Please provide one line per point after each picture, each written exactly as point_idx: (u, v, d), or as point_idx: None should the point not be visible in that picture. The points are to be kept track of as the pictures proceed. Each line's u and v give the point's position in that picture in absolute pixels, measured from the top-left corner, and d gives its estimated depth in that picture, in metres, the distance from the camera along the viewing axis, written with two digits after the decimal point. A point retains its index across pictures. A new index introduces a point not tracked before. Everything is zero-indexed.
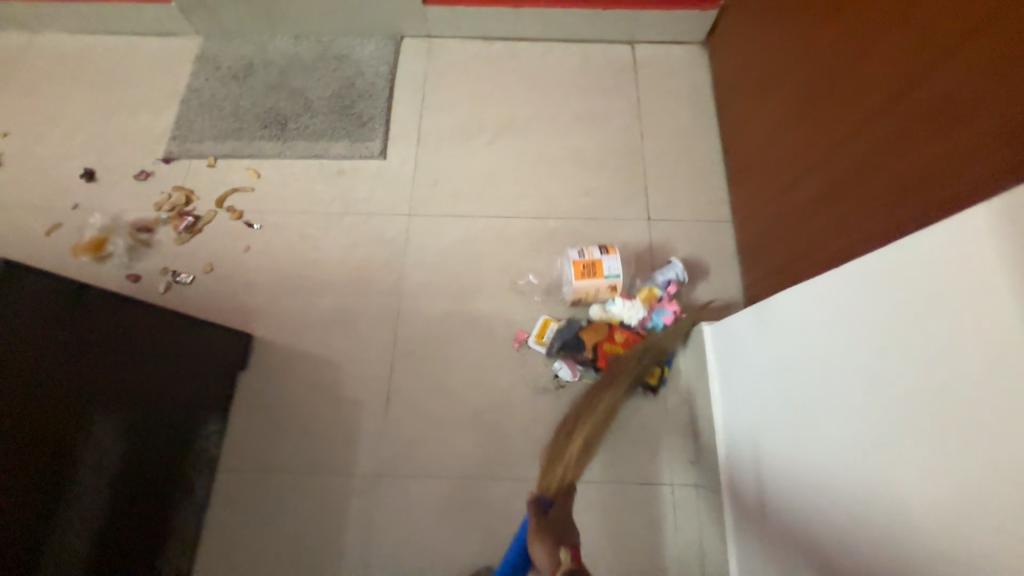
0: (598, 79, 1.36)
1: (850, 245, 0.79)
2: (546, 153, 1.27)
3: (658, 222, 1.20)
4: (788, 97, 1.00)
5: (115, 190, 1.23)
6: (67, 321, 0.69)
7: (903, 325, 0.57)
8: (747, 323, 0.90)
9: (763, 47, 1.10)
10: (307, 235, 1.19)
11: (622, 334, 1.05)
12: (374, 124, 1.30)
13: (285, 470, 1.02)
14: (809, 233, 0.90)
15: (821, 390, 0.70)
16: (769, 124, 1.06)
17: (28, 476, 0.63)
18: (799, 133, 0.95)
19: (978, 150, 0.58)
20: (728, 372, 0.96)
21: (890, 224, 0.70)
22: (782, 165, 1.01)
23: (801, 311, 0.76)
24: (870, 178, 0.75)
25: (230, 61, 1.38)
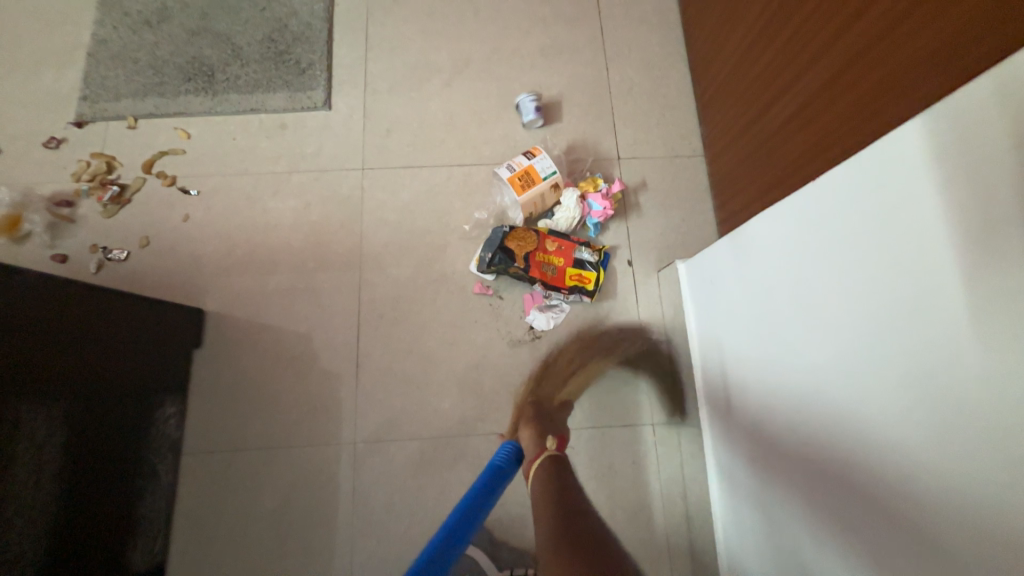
0: (558, 8, 1.25)
1: (832, 162, 0.72)
2: (507, 93, 1.18)
3: (628, 162, 1.14)
4: (756, 5, 0.90)
5: (24, 160, 1.08)
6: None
7: (868, 228, 0.51)
8: (720, 253, 0.85)
9: None
10: (252, 199, 1.09)
11: (553, 241, 1.03)
12: (314, 70, 1.17)
13: (255, 447, 0.98)
14: (788, 153, 0.84)
15: (792, 314, 0.66)
16: (740, 38, 0.97)
17: None
18: (770, 44, 0.87)
19: (961, 37, 0.50)
20: (705, 306, 0.92)
21: (870, 131, 0.64)
22: (755, 84, 0.93)
23: (766, 233, 0.71)
24: (848, 82, 0.68)
25: (139, 4, 1.20)
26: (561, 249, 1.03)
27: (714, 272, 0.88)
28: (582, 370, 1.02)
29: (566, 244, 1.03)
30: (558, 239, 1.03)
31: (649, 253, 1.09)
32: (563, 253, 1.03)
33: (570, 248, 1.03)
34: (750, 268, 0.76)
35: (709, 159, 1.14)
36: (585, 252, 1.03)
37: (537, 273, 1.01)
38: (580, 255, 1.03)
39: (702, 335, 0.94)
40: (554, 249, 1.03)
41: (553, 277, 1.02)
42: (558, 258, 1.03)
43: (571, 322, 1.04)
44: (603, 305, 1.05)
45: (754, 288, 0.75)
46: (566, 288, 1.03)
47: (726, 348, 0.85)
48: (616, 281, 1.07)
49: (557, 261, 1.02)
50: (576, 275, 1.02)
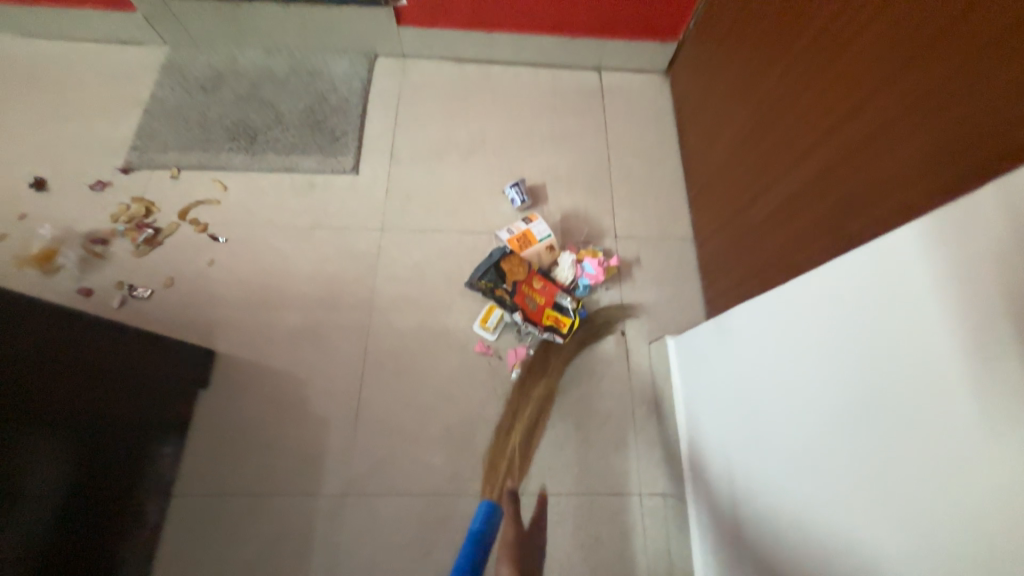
0: (568, 102, 1.41)
1: (819, 252, 0.80)
2: (518, 171, 1.31)
3: (625, 239, 1.25)
4: (749, 112, 1.04)
5: (68, 199, 1.17)
6: (28, 342, 0.65)
7: (863, 322, 0.56)
8: (717, 328, 0.90)
9: (723, 66, 1.16)
10: (275, 249, 1.17)
11: (541, 280, 1.08)
12: (347, 139, 1.30)
13: (244, 492, 0.98)
14: (776, 240, 0.93)
15: (788, 394, 0.68)
16: (731, 138, 1.12)
17: None
18: (759, 146, 1.00)
19: (938, 157, 0.60)
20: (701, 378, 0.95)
21: (852, 227, 0.73)
22: (747, 178, 1.04)
23: (766, 314, 0.75)
24: (833, 185, 0.78)
25: (198, 71, 1.35)
26: (546, 288, 1.07)
27: (711, 346, 0.92)
28: (573, 434, 1.05)
29: (551, 285, 1.08)
30: (546, 280, 1.09)
31: (641, 325, 1.16)
32: (546, 292, 1.07)
33: (554, 291, 1.08)
34: (746, 345, 0.80)
35: (698, 241, 1.24)
36: (566, 301, 1.07)
37: (518, 301, 1.05)
38: (560, 299, 1.07)
39: (696, 406, 0.97)
40: (540, 285, 1.07)
41: (532, 307, 1.06)
42: (540, 294, 1.07)
43: (565, 386, 1.09)
44: (596, 372, 1.11)
45: (751, 365, 0.78)
46: (541, 325, 1.05)
47: (719, 422, 0.88)
48: (609, 349, 1.13)
49: (539, 297, 1.07)
50: (553, 315, 1.06)
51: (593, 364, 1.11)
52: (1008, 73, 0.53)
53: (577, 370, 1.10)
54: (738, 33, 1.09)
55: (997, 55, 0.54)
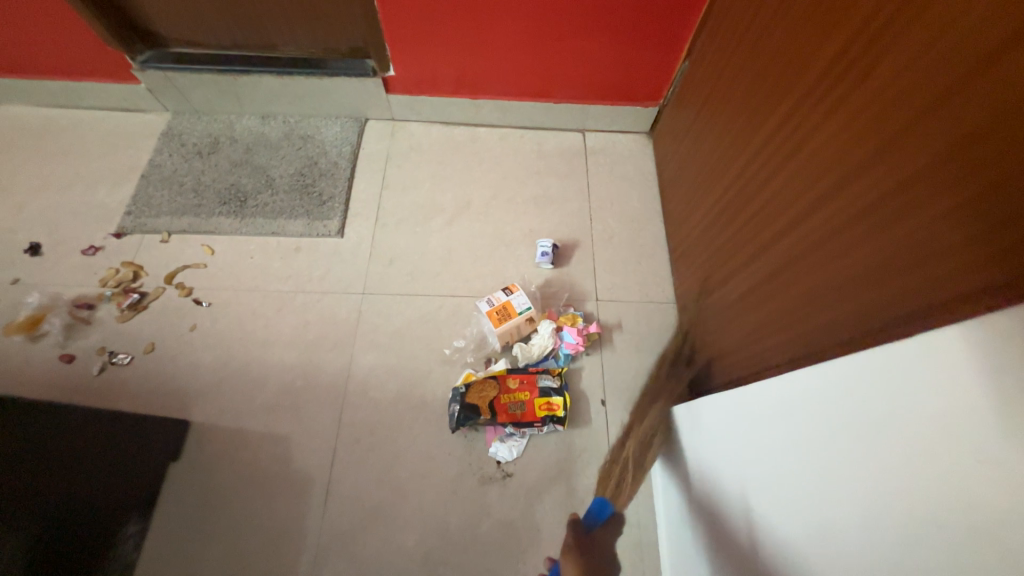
0: (551, 164, 1.44)
1: (796, 338, 0.75)
2: (500, 234, 1.32)
3: (606, 303, 1.24)
4: (724, 184, 1.03)
5: (60, 264, 1.21)
6: None
7: (872, 436, 0.50)
8: (720, 407, 0.84)
9: (701, 134, 1.17)
10: (257, 314, 1.19)
11: (514, 378, 1.09)
12: (333, 202, 1.34)
13: (209, 573, 0.95)
14: (755, 317, 0.88)
15: (786, 498, 0.62)
16: (709, 208, 1.11)
17: None
18: (735, 220, 0.98)
19: (894, 269, 0.57)
20: (696, 459, 0.89)
21: (817, 325, 0.70)
22: (727, 246, 1.01)
23: (773, 403, 0.70)
24: (798, 275, 0.76)
25: (195, 137, 1.41)
26: (524, 382, 1.09)
27: (711, 425, 0.86)
28: (551, 514, 1.02)
29: (527, 378, 1.09)
30: (519, 375, 1.09)
31: (621, 394, 1.14)
32: (526, 386, 1.08)
33: (535, 379, 1.09)
34: (751, 432, 0.74)
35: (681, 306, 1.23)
36: (548, 379, 1.09)
37: (505, 416, 1.05)
38: (544, 384, 1.09)
39: (687, 488, 0.91)
40: (516, 385, 1.08)
41: (523, 414, 1.06)
42: (522, 392, 1.08)
43: (543, 459, 1.06)
44: (575, 444, 1.08)
45: (747, 456, 0.73)
46: (539, 420, 1.06)
47: (706, 511, 0.82)
48: (589, 421, 1.10)
49: (523, 396, 1.07)
50: (545, 404, 1.07)
51: (571, 436, 1.08)
52: (955, 194, 0.50)
53: (555, 442, 1.08)
54: (716, 99, 1.09)
55: (937, 175, 0.52)
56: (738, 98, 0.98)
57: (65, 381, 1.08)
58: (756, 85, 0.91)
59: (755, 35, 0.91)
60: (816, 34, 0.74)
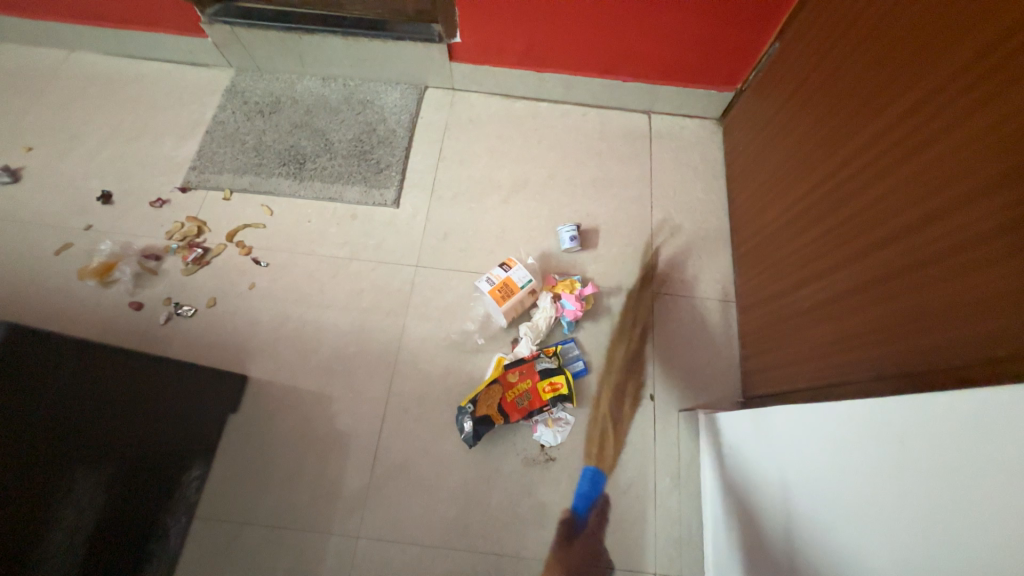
0: (613, 146, 1.39)
1: (875, 360, 0.73)
2: (556, 216, 1.28)
3: (661, 295, 1.20)
4: (800, 192, 1.00)
5: (130, 214, 1.25)
6: (76, 384, 0.70)
7: (989, 474, 0.46)
8: (780, 419, 0.80)
9: (778, 135, 1.12)
10: (312, 278, 1.20)
11: (513, 372, 1.05)
12: (390, 171, 1.32)
13: (262, 523, 1.00)
14: (826, 332, 0.86)
15: (865, 526, 0.59)
16: (779, 213, 1.07)
17: (13, 547, 0.63)
18: (808, 231, 0.96)
19: (992, 306, 0.56)
20: (749, 467, 0.86)
21: (895, 349, 0.70)
22: (800, 254, 0.97)
23: (849, 423, 0.65)
24: (877, 297, 0.75)
25: (258, 96, 1.41)
26: (524, 372, 1.05)
27: (768, 436, 0.82)
28: (593, 501, 1.01)
29: (525, 367, 1.05)
30: (516, 367, 1.06)
31: (671, 391, 1.10)
32: (526, 376, 1.05)
33: (534, 365, 1.05)
34: (819, 450, 0.70)
35: (741, 307, 1.18)
36: (545, 361, 1.06)
37: (516, 413, 1.03)
38: (542, 366, 1.05)
39: (735, 495, 0.90)
40: (517, 378, 1.05)
41: (531, 403, 1.03)
42: (524, 383, 1.04)
43: (586, 448, 1.05)
44: (620, 436, 1.06)
45: (798, 477, 0.73)
46: (548, 405, 1.03)
47: (759, 520, 0.81)
48: (635, 414, 1.08)
49: (526, 386, 1.04)
50: (548, 386, 1.03)
51: (617, 428, 1.07)
52: None
53: (600, 433, 1.06)
54: (807, 95, 1.02)
55: None
56: (833, 99, 0.93)
57: (135, 327, 1.13)
58: (855, 91, 0.87)
59: (866, 35, 0.86)
60: (946, 42, 0.69)
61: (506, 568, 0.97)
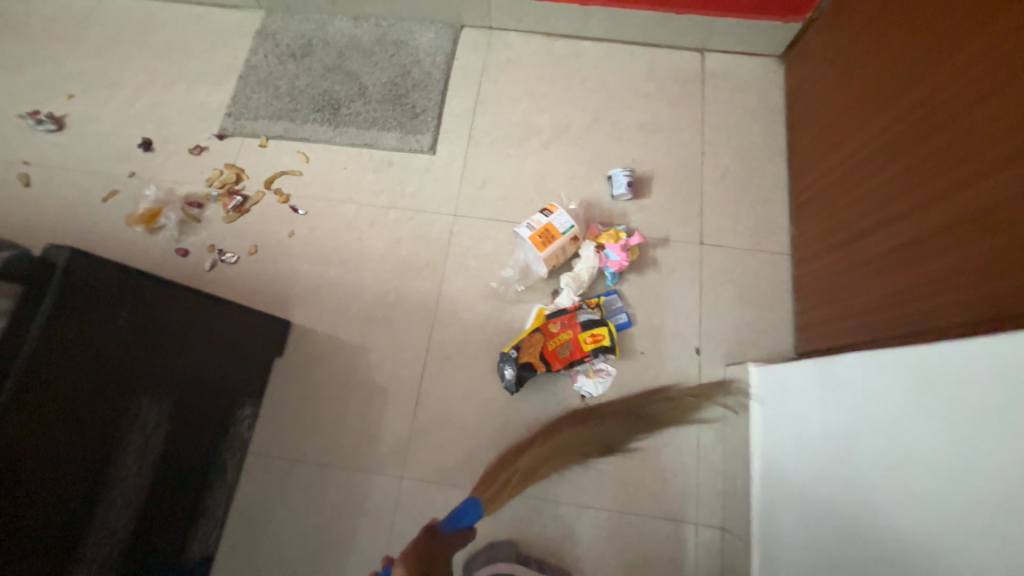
0: (662, 87, 1.29)
1: (965, 308, 0.65)
2: (600, 163, 1.22)
3: (711, 247, 1.14)
4: (869, 133, 0.91)
5: (171, 162, 1.25)
6: (138, 313, 0.71)
7: None
8: (852, 368, 0.75)
9: (847, 70, 1.01)
10: (350, 226, 1.19)
11: (555, 322, 1.02)
12: (426, 116, 1.27)
13: (311, 461, 1.04)
14: (898, 280, 0.78)
15: (943, 468, 0.55)
16: (842, 158, 0.99)
17: (81, 458, 0.66)
18: (873, 176, 0.88)
19: None
20: (801, 417, 0.82)
21: (969, 301, 0.65)
22: (868, 198, 0.88)
23: (932, 367, 0.60)
24: (950, 245, 0.69)
25: (289, 38, 1.36)
26: (565, 323, 1.02)
27: (833, 386, 0.77)
28: (634, 452, 1.01)
29: (566, 318, 1.02)
30: (557, 317, 1.03)
31: (719, 346, 1.06)
32: (567, 326, 1.01)
33: (575, 316, 1.01)
34: (895, 397, 0.65)
35: (798, 260, 1.10)
36: (588, 312, 1.02)
37: (558, 362, 1.01)
38: (584, 317, 1.01)
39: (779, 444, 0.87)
40: (558, 329, 1.02)
41: (572, 353, 1.00)
42: (565, 333, 1.01)
43: (628, 400, 1.03)
44: (664, 389, 1.04)
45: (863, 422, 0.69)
46: (588, 356, 1.00)
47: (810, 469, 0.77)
48: (680, 368, 1.05)
49: (567, 337, 1.01)
50: (589, 337, 1.00)
51: (664, 383, 1.03)
52: None
53: (643, 385, 1.04)
54: (889, 17, 0.89)
55: None
56: (921, 19, 0.81)
57: (182, 272, 1.15)
58: (945, 13, 0.76)
59: None
60: None
61: (546, 511, 0.99)
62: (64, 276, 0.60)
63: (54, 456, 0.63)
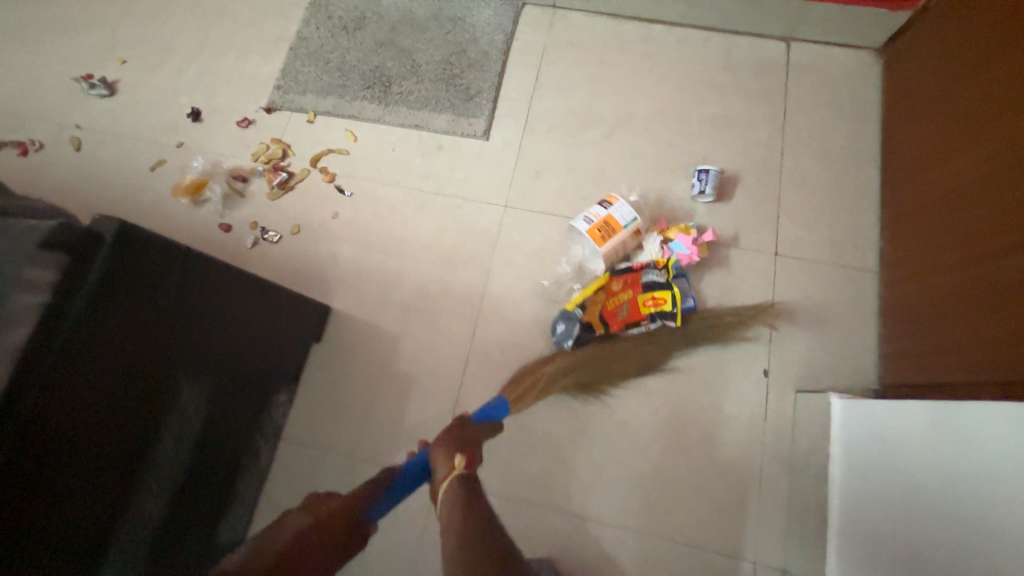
0: (739, 78, 1.17)
1: None
2: (665, 158, 1.12)
3: (786, 259, 1.03)
4: (989, 142, 0.78)
5: (218, 133, 1.22)
6: (182, 293, 0.66)
7: None
8: (966, 416, 0.64)
9: (965, 65, 0.87)
10: (395, 212, 1.13)
11: (617, 279, 0.98)
12: (480, 98, 1.20)
13: (344, 454, 1.00)
14: (1008, 319, 0.68)
15: None
16: (950, 168, 0.86)
17: (118, 442, 0.63)
18: (993, 194, 0.75)
19: None
20: (895, 463, 0.72)
21: None
22: (984, 217, 0.76)
23: None
24: None
25: (342, 10, 1.30)
26: (626, 282, 0.97)
27: (940, 433, 0.67)
28: (688, 477, 0.93)
29: (629, 277, 0.97)
30: (620, 274, 0.99)
31: (788, 369, 0.96)
32: (628, 286, 0.97)
33: (638, 276, 0.96)
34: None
35: (887, 280, 0.98)
36: (653, 275, 0.95)
37: (609, 321, 0.97)
38: (648, 278, 0.95)
39: (863, 488, 0.77)
40: (619, 287, 0.98)
41: (630, 314, 0.96)
42: (624, 293, 0.97)
43: (683, 419, 0.95)
44: (725, 412, 0.95)
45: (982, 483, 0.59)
46: (642, 317, 0.95)
47: (904, 523, 0.68)
48: (743, 389, 0.96)
49: (625, 297, 0.96)
50: (649, 300, 0.94)
51: (723, 405, 0.95)
52: None
53: (700, 405, 0.96)
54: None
55: None
56: None
57: (223, 248, 1.12)
58: None
59: None
60: None
61: (588, 530, 0.92)
62: (108, 253, 0.56)
63: (92, 439, 0.60)
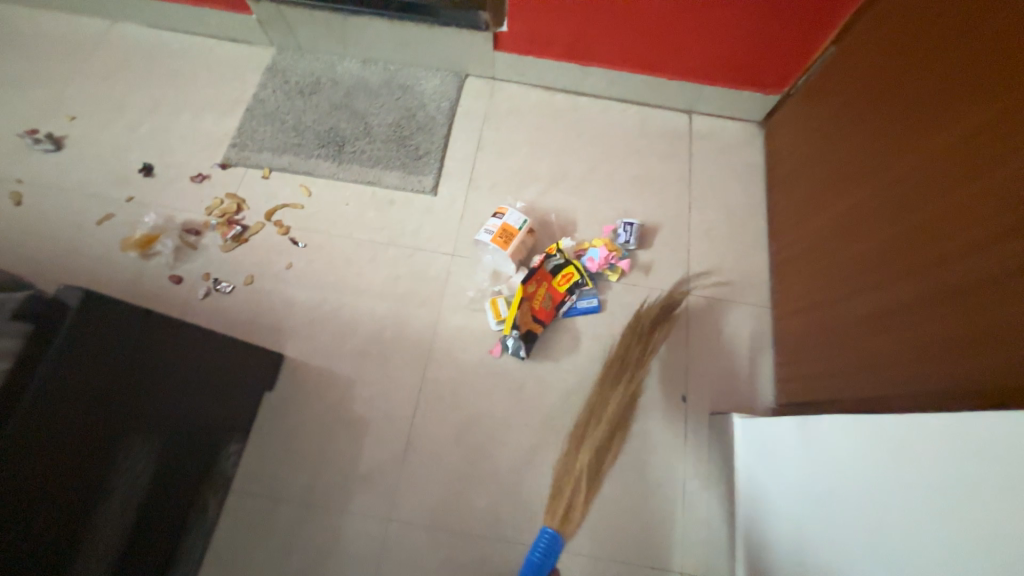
0: (653, 143, 1.37)
1: (927, 378, 0.72)
2: (593, 211, 1.28)
3: (697, 298, 1.19)
4: (844, 204, 0.98)
5: (171, 188, 1.25)
6: (140, 353, 0.70)
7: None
8: (824, 429, 0.80)
9: (824, 142, 1.10)
10: (349, 262, 1.21)
11: (529, 283, 1.11)
12: (429, 158, 1.32)
13: (296, 501, 1.02)
14: (884, 345, 0.81)
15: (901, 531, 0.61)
16: (820, 223, 1.06)
17: (74, 504, 0.65)
18: (850, 246, 0.94)
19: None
20: (783, 471, 0.87)
21: (934, 370, 0.71)
22: (845, 265, 0.95)
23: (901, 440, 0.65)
24: (919, 316, 0.75)
25: (298, 75, 1.41)
26: (536, 280, 1.11)
27: (814, 445, 0.81)
28: (622, 499, 1.02)
29: (536, 276, 1.11)
30: (529, 280, 1.11)
31: (703, 395, 1.10)
32: (541, 282, 1.12)
33: (542, 269, 1.12)
34: (864, 461, 0.70)
35: (778, 314, 1.16)
36: (553, 261, 1.13)
37: (545, 315, 1.11)
38: (549, 266, 1.13)
39: (762, 495, 0.91)
40: (534, 287, 1.11)
41: (553, 302, 1.12)
42: (541, 288, 1.11)
43: (616, 446, 1.06)
44: (652, 436, 1.07)
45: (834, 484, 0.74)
46: (567, 295, 1.13)
47: (790, 522, 0.82)
48: (666, 416, 1.08)
49: (543, 290, 1.11)
50: (563, 280, 1.13)
51: (650, 431, 1.07)
52: None
53: (630, 432, 1.07)
54: (864, 103, 0.99)
55: None
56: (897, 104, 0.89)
57: (173, 300, 1.14)
58: (914, 106, 0.84)
59: (940, 45, 0.82)
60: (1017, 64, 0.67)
61: None
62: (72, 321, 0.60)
63: (51, 502, 0.61)
